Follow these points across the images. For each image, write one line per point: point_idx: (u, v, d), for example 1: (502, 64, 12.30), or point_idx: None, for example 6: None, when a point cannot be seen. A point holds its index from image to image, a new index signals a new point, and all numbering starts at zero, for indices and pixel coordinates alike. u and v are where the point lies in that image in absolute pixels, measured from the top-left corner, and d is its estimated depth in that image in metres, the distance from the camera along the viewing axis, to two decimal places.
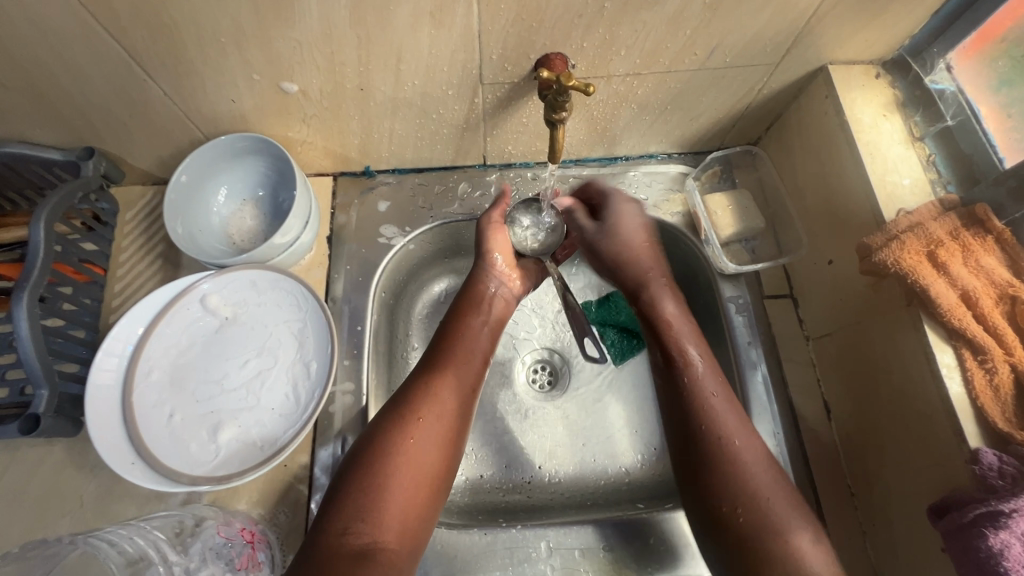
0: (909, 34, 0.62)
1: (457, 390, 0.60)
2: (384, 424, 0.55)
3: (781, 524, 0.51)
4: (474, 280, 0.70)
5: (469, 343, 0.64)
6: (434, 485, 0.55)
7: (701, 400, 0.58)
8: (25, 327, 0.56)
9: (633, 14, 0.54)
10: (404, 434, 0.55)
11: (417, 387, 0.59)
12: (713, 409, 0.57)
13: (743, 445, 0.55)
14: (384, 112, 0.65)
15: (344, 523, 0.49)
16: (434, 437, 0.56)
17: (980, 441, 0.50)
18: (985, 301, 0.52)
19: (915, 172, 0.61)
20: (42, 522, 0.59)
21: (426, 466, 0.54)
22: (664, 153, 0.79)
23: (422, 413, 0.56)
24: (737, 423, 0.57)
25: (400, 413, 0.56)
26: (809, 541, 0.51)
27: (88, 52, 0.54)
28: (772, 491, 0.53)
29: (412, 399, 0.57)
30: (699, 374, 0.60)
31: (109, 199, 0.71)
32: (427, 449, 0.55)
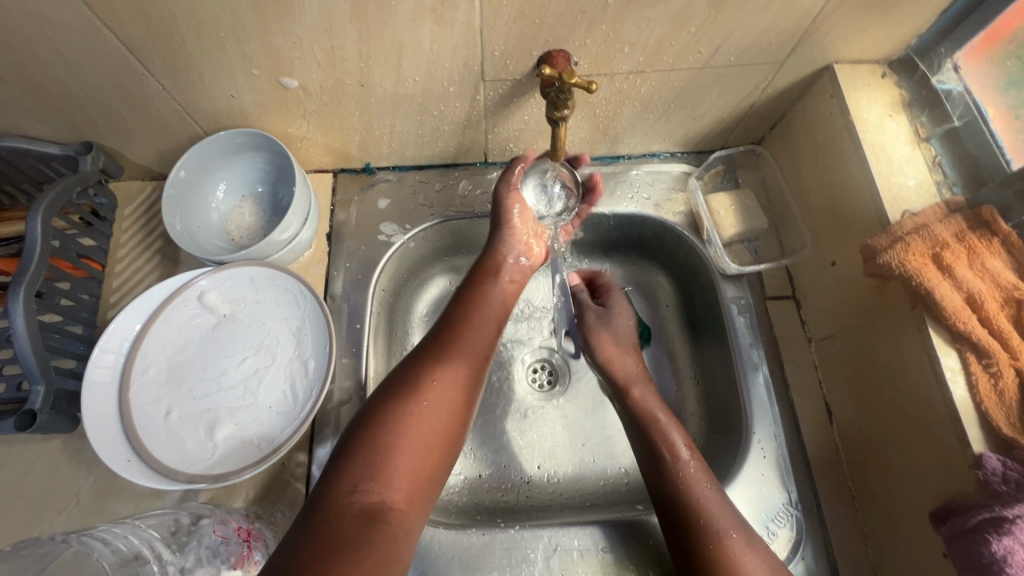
0: (916, 33, 0.61)
1: (471, 357, 0.58)
2: (399, 385, 0.54)
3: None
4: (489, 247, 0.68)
5: (486, 307, 0.63)
6: (444, 450, 0.53)
7: (693, 502, 0.55)
8: (21, 322, 0.55)
9: (638, 10, 0.53)
10: (420, 396, 0.53)
11: (432, 351, 0.57)
12: (712, 512, 0.54)
13: (751, 562, 0.51)
14: (385, 108, 0.65)
15: (353, 481, 0.48)
16: (447, 403, 0.54)
17: (983, 446, 0.50)
18: (990, 304, 0.51)
19: (921, 173, 0.61)
20: (38, 518, 0.58)
21: (439, 430, 0.53)
22: (666, 152, 0.78)
23: (437, 378, 0.55)
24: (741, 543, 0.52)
25: (414, 376, 0.55)
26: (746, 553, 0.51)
27: (85, 44, 0.53)
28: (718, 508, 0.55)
29: (426, 365, 0.56)
30: (690, 471, 0.58)
31: (107, 194, 0.71)
32: (439, 413, 0.53)
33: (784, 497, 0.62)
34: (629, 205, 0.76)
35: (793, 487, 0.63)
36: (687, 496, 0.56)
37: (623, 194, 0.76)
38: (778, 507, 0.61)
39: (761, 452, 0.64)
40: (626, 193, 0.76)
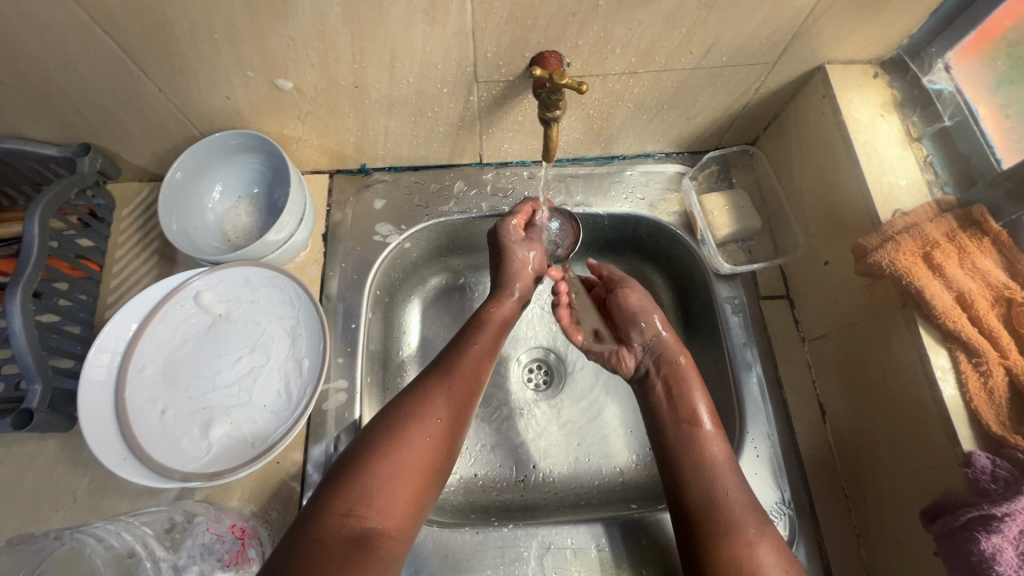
0: (907, 33, 0.61)
1: (471, 391, 0.60)
2: (399, 412, 0.55)
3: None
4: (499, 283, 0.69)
5: (488, 338, 0.65)
6: (435, 480, 0.54)
7: (712, 473, 0.56)
8: (18, 323, 0.56)
9: (628, 11, 0.54)
10: (420, 428, 0.54)
11: (432, 381, 0.59)
12: (729, 484, 0.56)
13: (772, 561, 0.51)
14: (379, 109, 0.65)
15: (348, 504, 0.48)
16: (444, 438, 0.56)
17: (974, 445, 0.50)
18: (980, 304, 0.51)
19: (912, 173, 0.61)
20: (35, 517, 0.59)
21: (433, 462, 0.54)
22: (661, 153, 0.78)
23: (438, 412, 0.56)
24: (753, 516, 0.54)
25: (413, 406, 0.56)
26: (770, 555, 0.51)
27: (81, 47, 0.54)
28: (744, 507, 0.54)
29: (426, 395, 0.57)
30: (710, 444, 0.59)
31: (105, 195, 0.71)
32: (436, 446, 0.55)
33: (777, 496, 0.62)
34: (623, 205, 0.76)
35: (786, 486, 0.63)
36: (705, 466, 0.57)
37: (617, 194, 0.76)
38: (771, 506, 0.61)
39: (754, 451, 0.64)
40: (621, 193, 0.76)
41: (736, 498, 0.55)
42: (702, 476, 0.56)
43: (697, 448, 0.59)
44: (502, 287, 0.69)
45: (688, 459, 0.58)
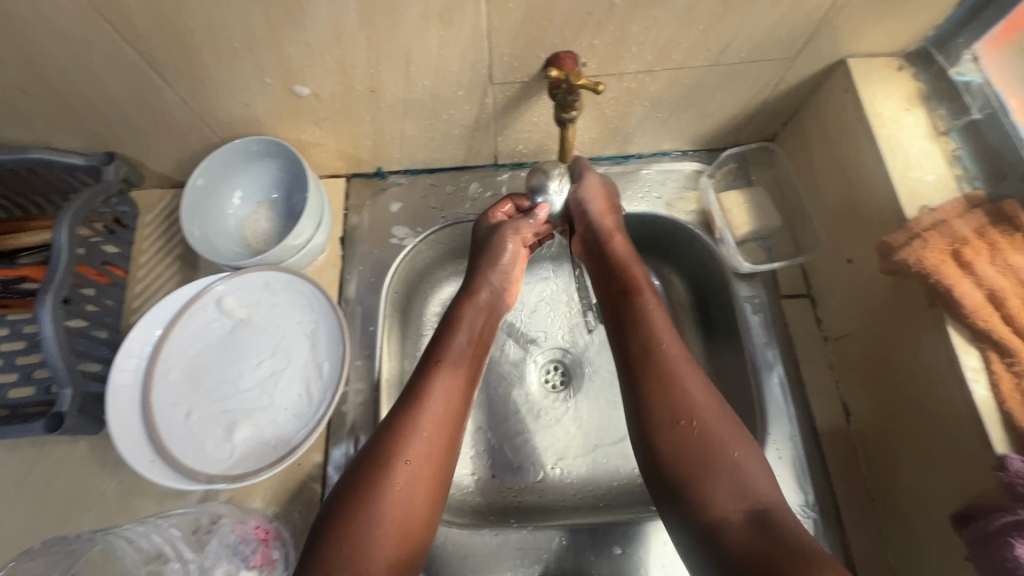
0: (933, 25, 0.59)
1: (445, 422, 0.56)
2: (370, 464, 0.52)
3: (732, 453, 0.51)
4: (466, 288, 0.67)
5: (456, 358, 0.61)
6: (419, 534, 0.52)
7: (659, 352, 0.57)
8: (49, 328, 0.57)
9: (643, 10, 0.53)
10: (391, 482, 0.51)
11: (401, 417, 0.55)
12: (666, 340, 0.58)
13: (760, 471, 0.51)
14: (394, 113, 0.65)
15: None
16: (420, 482, 0.53)
17: (1008, 447, 0.48)
18: (1013, 303, 0.49)
19: (939, 168, 0.59)
20: (66, 518, 0.61)
21: (413, 515, 0.52)
22: (678, 151, 0.77)
23: (408, 458, 0.53)
24: (689, 369, 0.56)
25: (383, 455, 0.53)
26: (754, 464, 0.51)
27: (106, 58, 0.55)
28: (713, 407, 0.54)
29: (399, 441, 0.53)
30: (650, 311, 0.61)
31: (129, 202, 0.73)
32: (415, 494, 0.52)
33: (800, 499, 0.61)
34: (639, 204, 0.75)
35: (810, 488, 0.62)
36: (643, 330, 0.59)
37: (633, 194, 0.76)
38: (794, 509, 0.60)
39: (776, 453, 0.63)
40: (637, 192, 0.76)
41: (673, 352, 0.57)
42: (644, 343, 0.58)
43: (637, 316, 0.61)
44: (470, 289, 0.66)
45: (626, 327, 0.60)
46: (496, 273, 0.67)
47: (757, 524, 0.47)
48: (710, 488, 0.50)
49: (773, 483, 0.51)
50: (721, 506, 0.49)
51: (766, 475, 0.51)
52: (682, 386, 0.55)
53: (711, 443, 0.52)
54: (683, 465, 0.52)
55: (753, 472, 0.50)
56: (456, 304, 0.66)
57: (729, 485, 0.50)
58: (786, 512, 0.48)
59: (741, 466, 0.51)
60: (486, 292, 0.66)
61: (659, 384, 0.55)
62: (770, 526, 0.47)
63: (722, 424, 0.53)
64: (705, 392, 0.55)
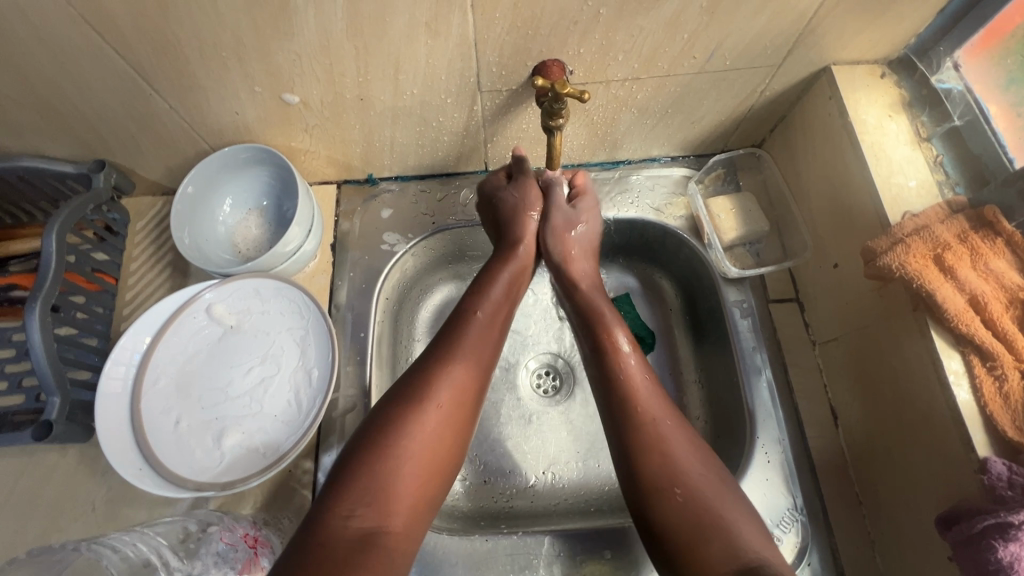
0: (914, 33, 0.60)
1: (472, 372, 0.57)
2: (402, 401, 0.53)
3: (723, 515, 0.49)
4: (509, 241, 0.68)
5: (489, 312, 0.62)
6: (441, 477, 0.52)
7: (644, 410, 0.56)
8: (37, 336, 0.57)
9: (628, 19, 0.54)
10: (422, 421, 0.52)
11: (434, 364, 0.56)
12: (646, 401, 0.57)
13: (754, 537, 0.49)
14: (384, 121, 0.66)
15: (349, 506, 0.47)
16: (448, 427, 0.53)
17: (989, 450, 0.49)
18: (994, 306, 0.50)
19: (922, 173, 0.60)
20: (56, 527, 0.60)
21: (438, 457, 0.52)
22: (667, 157, 0.78)
23: (441, 401, 0.54)
24: (673, 427, 0.56)
25: (416, 395, 0.53)
26: (746, 526, 0.49)
27: (95, 68, 0.55)
28: (701, 470, 0.52)
29: (430, 383, 0.54)
30: (633, 369, 0.60)
31: (120, 209, 0.73)
32: (443, 438, 0.53)
33: (789, 502, 0.61)
34: (629, 210, 0.76)
35: (798, 491, 0.62)
36: (626, 393, 0.58)
37: (623, 199, 0.76)
38: (783, 512, 0.60)
39: (765, 457, 0.63)
40: (627, 198, 0.76)
41: (657, 413, 0.56)
42: (627, 409, 0.57)
43: (623, 378, 0.59)
44: (511, 242, 0.67)
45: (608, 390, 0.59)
46: (535, 228, 0.69)
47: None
48: (710, 552, 0.47)
49: (770, 548, 0.48)
50: (718, 572, 0.46)
51: (761, 539, 0.49)
52: (667, 448, 0.54)
53: (703, 504, 0.50)
54: (676, 531, 0.49)
55: (750, 538, 0.48)
56: (498, 256, 0.67)
57: (724, 547, 0.47)
58: (781, 570, 0.46)
59: (735, 529, 0.49)
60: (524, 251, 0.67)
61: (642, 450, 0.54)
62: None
63: (712, 486, 0.51)
64: (692, 454, 0.54)
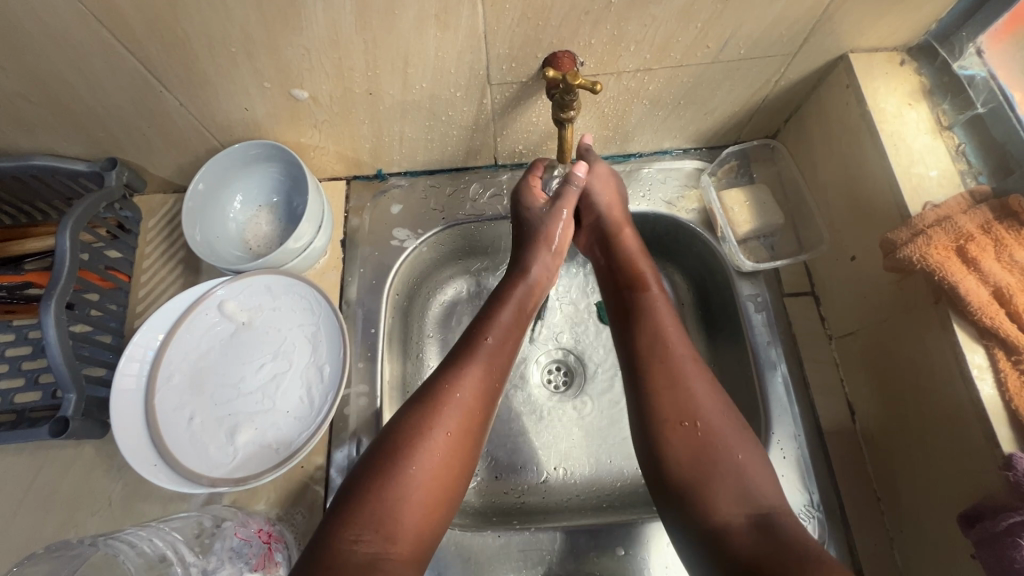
0: (935, 17, 0.59)
1: (482, 394, 0.56)
2: (410, 424, 0.52)
3: (739, 458, 0.51)
4: (520, 266, 0.66)
5: (501, 331, 0.61)
6: (449, 499, 0.52)
7: (668, 345, 0.58)
8: (52, 333, 0.58)
9: (641, 8, 0.53)
10: (430, 449, 0.51)
11: (444, 386, 0.55)
12: (671, 338, 0.58)
13: (764, 479, 0.51)
14: (394, 115, 0.65)
15: (355, 530, 0.47)
16: (455, 452, 0.53)
17: (1014, 447, 0.47)
18: (1020, 299, 0.49)
19: (943, 163, 0.59)
20: (72, 521, 0.61)
21: (446, 482, 0.52)
22: (679, 149, 0.77)
23: (449, 425, 0.53)
24: (696, 369, 0.56)
25: (425, 419, 0.53)
26: (759, 468, 0.51)
27: (105, 65, 0.55)
28: (722, 413, 0.54)
29: (439, 405, 0.54)
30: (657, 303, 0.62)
31: (132, 207, 0.73)
32: (451, 461, 0.52)
33: (805, 499, 0.60)
34: (639, 203, 0.75)
35: (815, 487, 0.61)
36: (648, 331, 0.59)
37: (634, 192, 0.75)
38: (799, 509, 0.60)
39: (781, 452, 0.62)
40: (637, 191, 0.75)
41: (680, 349, 0.57)
42: (648, 351, 0.58)
43: (645, 316, 0.61)
44: (524, 267, 0.66)
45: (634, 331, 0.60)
46: (551, 257, 0.67)
47: (760, 529, 0.47)
48: (716, 489, 0.50)
49: (778, 490, 0.51)
50: (724, 510, 0.49)
51: (772, 482, 0.51)
52: (690, 386, 0.55)
53: (718, 443, 0.52)
54: (688, 467, 0.52)
55: (762, 483, 0.50)
56: (508, 280, 0.66)
57: (737, 489, 0.50)
58: (791, 519, 0.48)
59: (748, 473, 0.51)
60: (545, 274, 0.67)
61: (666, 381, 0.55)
62: (776, 533, 0.47)
63: (730, 427, 0.53)
64: (714, 395, 0.55)
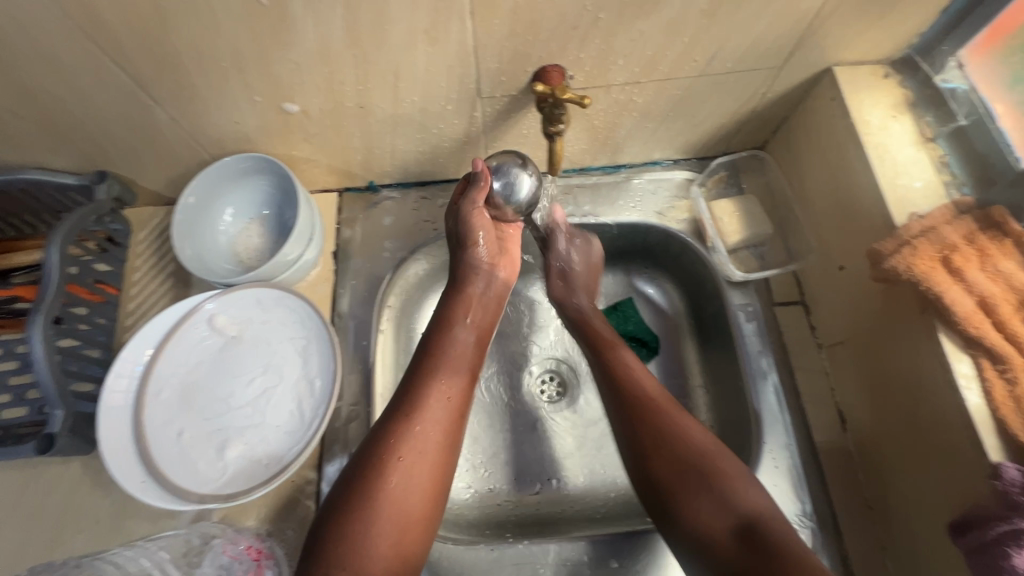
0: (917, 32, 0.60)
1: (446, 420, 0.55)
2: (368, 456, 0.52)
3: (717, 475, 0.51)
4: (457, 277, 0.65)
5: (454, 353, 0.60)
6: (422, 522, 0.51)
7: (630, 378, 0.59)
8: (39, 349, 0.57)
9: (629, 23, 0.54)
10: (385, 478, 0.51)
11: (400, 415, 0.54)
12: (635, 374, 0.60)
13: (750, 489, 0.51)
14: (384, 128, 0.66)
15: (324, 572, 0.46)
16: (416, 477, 0.52)
17: (1002, 456, 0.48)
18: (1004, 308, 0.49)
19: (927, 174, 0.59)
20: (59, 540, 0.60)
21: (412, 507, 0.51)
22: (669, 160, 0.77)
23: (402, 454, 0.52)
24: (665, 397, 0.58)
25: (380, 449, 0.52)
26: (740, 482, 0.51)
27: (95, 80, 0.55)
28: (694, 434, 0.54)
29: (392, 436, 0.53)
30: (625, 356, 0.62)
31: (122, 220, 0.73)
32: (415, 485, 0.51)
33: (797, 508, 0.60)
34: (632, 213, 0.75)
35: (807, 497, 0.61)
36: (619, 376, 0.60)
37: (625, 202, 0.76)
38: (792, 518, 0.60)
39: (772, 462, 0.62)
40: (629, 201, 0.76)
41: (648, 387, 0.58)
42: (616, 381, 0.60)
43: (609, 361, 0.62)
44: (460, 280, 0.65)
45: (607, 372, 0.61)
46: (484, 256, 0.65)
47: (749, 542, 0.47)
48: (698, 500, 0.51)
49: (763, 499, 0.50)
50: (713, 527, 0.49)
51: (754, 491, 0.51)
52: (658, 416, 0.56)
53: (695, 466, 0.52)
54: (671, 488, 0.52)
55: (746, 493, 0.50)
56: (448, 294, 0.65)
57: (716, 503, 0.50)
58: (780, 524, 0.48)
59: (730, 483, 0.51)
60: (479, 285, 0.65)
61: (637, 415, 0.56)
62: (762, 542, 0.47)
63: (703, 449, 0.53)
64: (689, 419, 0.56)
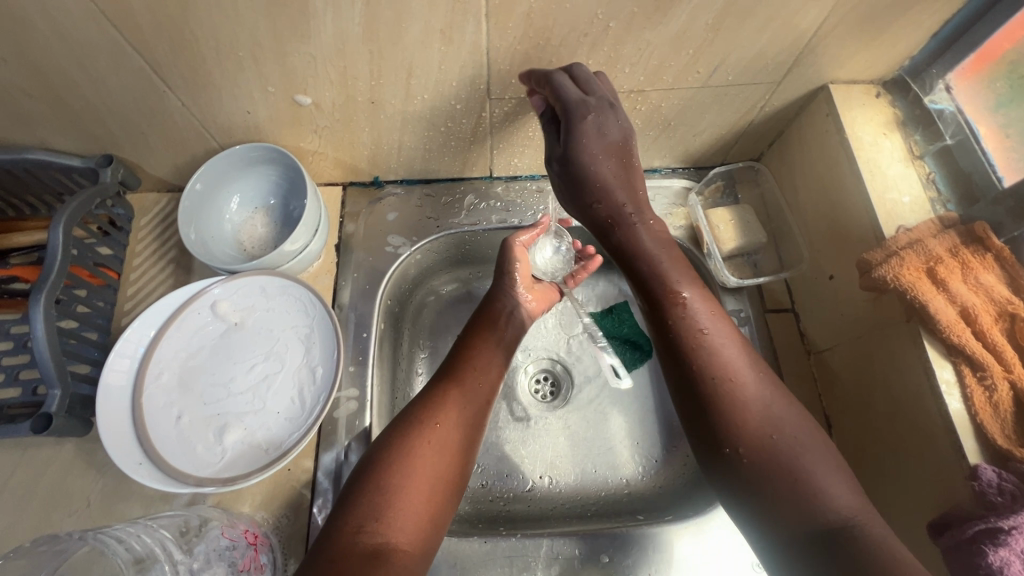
0: (909, 54, 0.63)
1: (472, 402, 0.59)
2: (402, 422, 0.55)
3: (803, 468, 0.48)
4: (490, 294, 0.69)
5: (485, 346, 0.64)
6: (449, 489, 0.53)
7: (703, 348, 0.54)
8: (40, 329, 0.57)
9: (636, 33, 0.56)
10: (420, 442, 0.53)
11: (438, 395, 0.58)
12: (706, 347, 0.55)
13: (837, 485, 0.47)
14: (394, 125, 0.67)
15: (358, 522, 0.47)
16: (449, 444, 0.54)
17: (979, 459, 0.50)
18: (984, 318, 0.52)
19: (915, 190, 0.62)
20: (49, 521, 0.60)
21: (441, 474, 0.53)
22: (667, 168, 0.80)
23: (438, 421, 0.55)
24: (743, 371, 0.53)
25: (416, 418, 0.55)
26: (828, 479, 0.47)
27: (111, 62, 0.56)
28: (774, 424, 0.50)
29: (429, 406, 0.57)
30: (693, 313, 0.57)
31: (124, 204, 0.73)
32: (444, 455, 0.54)
33: None
34: None
35: None
36: (691, 343, 0.55)
37: None
38: None
39: None
40: None
41: (722, 366, 0.53)
42: (690, 353, 0.55)
43: (676, 319, 0.57)
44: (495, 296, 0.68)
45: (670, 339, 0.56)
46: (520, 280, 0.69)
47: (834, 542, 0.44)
48: (790, 517, 0.47)
49: (851, 496, 0.47)
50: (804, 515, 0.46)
51: (837, 484, 0.47)
52: (736, 400, 0.51)
53: (782, 458, 0.48)
54: (754, 479, 0.49)
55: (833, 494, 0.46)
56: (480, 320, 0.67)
57: (802, 502, 0.46)
58: (873, 531, 0.44)
59: (811, 480, 0.47)
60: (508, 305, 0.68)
61: (715, 404, 0.52)
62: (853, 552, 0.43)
63: (785, 438, 0.49)
64: (762, 403, 0.51)
